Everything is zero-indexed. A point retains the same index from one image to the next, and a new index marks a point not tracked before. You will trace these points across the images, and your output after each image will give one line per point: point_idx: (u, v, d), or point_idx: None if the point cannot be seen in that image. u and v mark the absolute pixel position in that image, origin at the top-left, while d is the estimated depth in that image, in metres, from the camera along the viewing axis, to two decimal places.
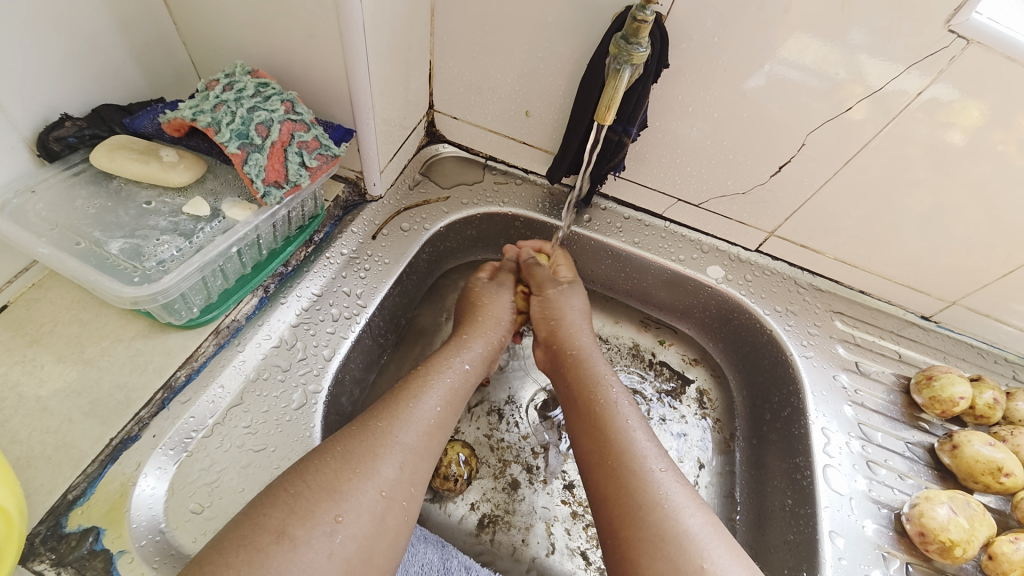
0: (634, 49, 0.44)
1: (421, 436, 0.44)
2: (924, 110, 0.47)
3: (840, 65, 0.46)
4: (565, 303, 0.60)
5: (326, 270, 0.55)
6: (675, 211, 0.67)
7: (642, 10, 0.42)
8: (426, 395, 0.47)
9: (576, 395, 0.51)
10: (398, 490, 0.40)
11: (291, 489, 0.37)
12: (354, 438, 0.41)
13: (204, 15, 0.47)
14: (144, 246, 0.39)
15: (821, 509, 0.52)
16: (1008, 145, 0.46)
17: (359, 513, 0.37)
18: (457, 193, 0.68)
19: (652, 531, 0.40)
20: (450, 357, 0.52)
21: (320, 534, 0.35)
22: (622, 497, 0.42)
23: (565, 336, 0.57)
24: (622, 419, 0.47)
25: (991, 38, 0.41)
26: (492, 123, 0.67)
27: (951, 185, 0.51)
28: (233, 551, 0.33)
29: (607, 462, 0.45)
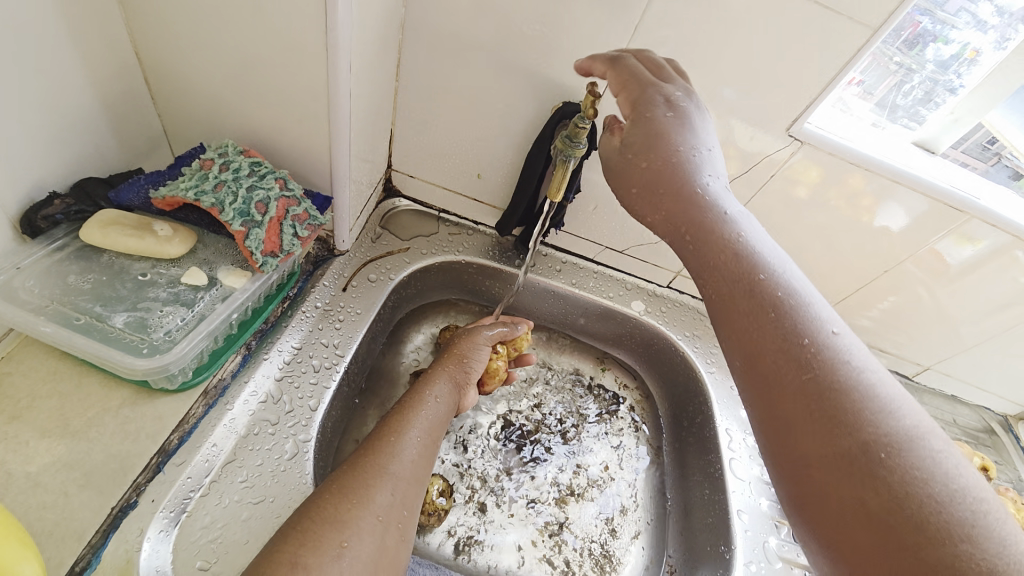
0: (577, 146, 0.57)
1: (408, 463, 0.50)
2: (779, 181, 0.66)
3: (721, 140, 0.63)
4: (666, 138, 0.44)
5: (303, 324, 0.58)
6: (604, 256, 0.80)
7: (582, 120, 0.55)
8: (407, 429, 0.53)
9: (707, 267, 0.42)
10: (391, 515, 0.45)
11: (299, 526, 0.41)
12: (350, 478, 0.46)
13: (185, 93, 0.50)
14: (149, 318, 0.42)
15: (729, 494, 0.66)
16: (836, 201, 0.67)
17: (361, 537, 0.42)
18: (416, 244, 0.76)
19: (872, 471, 0.34)
20: (421, 391, 0.58)
21: (330, 559, 0.39)
22: (811, 413, 0.36)
23: (684, 197, 0.43)
24: (773, 288, 0.40)
25: (817, 139, 0.61)
26: (446, 181, 0.75)
27: (802, 229, 0.72)
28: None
29: (767, 366, 0.38)
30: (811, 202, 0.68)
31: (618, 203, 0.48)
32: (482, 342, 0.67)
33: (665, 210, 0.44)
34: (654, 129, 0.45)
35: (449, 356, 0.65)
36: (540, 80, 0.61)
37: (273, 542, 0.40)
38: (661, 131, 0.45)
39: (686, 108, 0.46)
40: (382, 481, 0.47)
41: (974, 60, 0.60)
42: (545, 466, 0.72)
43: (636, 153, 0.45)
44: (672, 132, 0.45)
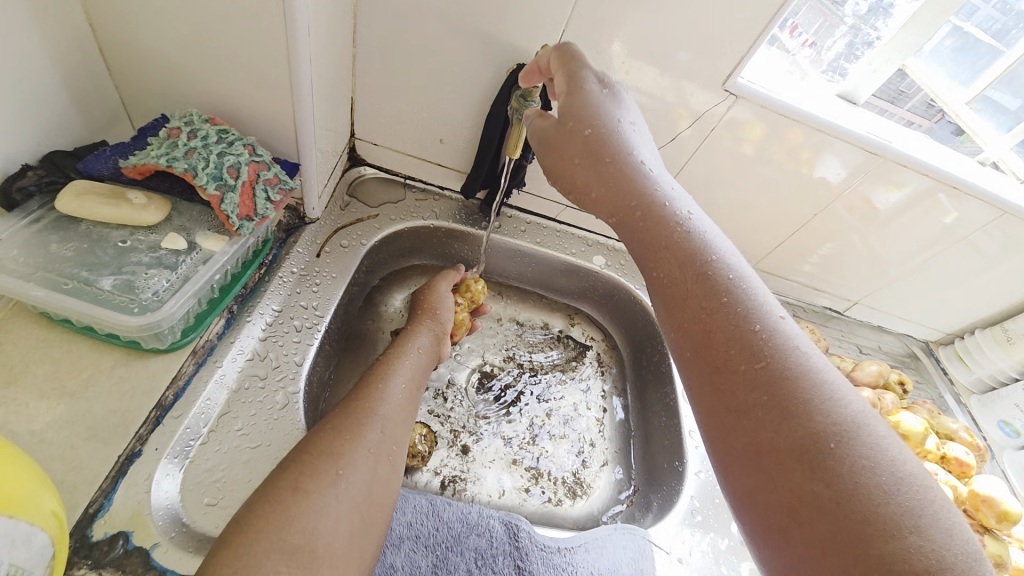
0: (530, 104, 0.62)
1: (395, 406, 0.55)
2: (718, 135, 0.72)
3: (667, 92, 0.68)
4: (606, 115, 0.50)
5: (282, 287, 0.61)
6: (564, 215, 0.86)
7: (533, 79, 0.60)
8: (393, 378, 0.57)
9: (661, 262, 0.47)
10: (382, 449, 0.50)
11: (299, 458, 0.45)
12: (341, 418, 0.50)
13: (143, 64, 0.51)
14: (136, 280, 0.44)
15: (683, 418, 0.74)
16: (768, 150, 0.74)
17: (356, 467, 0.46)
18: (384, 211, 0.79)
19: (823, 458, 0.36)
20: (404, 344, 0.63)
21: (328, 484, 0.44)
22: (764, 399, 0.39)
23: (629, 183, 0.49)
24: (722, 283, 0.44)
25: (749, 93, 0.67)
26: (410, 148, 0.78)
27: (740, 180, 0.79)
28: (264, 506, 0.40)
29: (722, 350, 0.42)
30: (759, 157, 0.75)
31: (558, 186, 0.53)
32: (442, 292, 0.73)
33: (606, 193, 0.49)
34: (582, 100, 0.50)
35: (422, 310, 0.70)
36: (494, 44, 0.64)
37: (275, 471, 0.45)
38: (594, 102, 0.50)
39: (613, 90, 0.52)
40: (371, 421, 0.51)
41: (889, 13, 0.67)
42: (520, 410, 0.79)
43: (568, 121, 0.50)
44: (604, 106, 0.50)
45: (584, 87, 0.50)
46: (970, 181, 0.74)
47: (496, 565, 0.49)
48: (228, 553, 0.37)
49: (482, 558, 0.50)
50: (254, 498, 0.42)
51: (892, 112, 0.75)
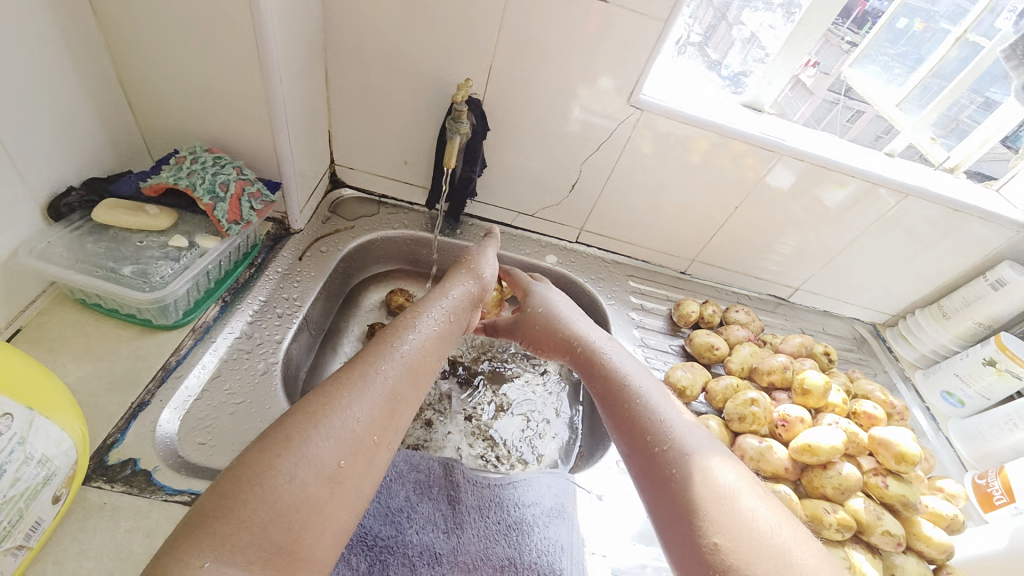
0: (459, 124, 0.76)
1: (405, 377, 0.55)
2: (636, 142, 0.85)
3: (610, 111, 0.81)
4: (548, 301, 0.77)
5: (268, 283, 0.75)
6: (519, 220, 1.00)
7: (459, 104, 0.74)
8: (409, 345, 0.58)
9: (600, 384, 0.65)
10: (377, 432, 0.50)
11: (301, 434, 0.45)
12: (334, 391, 0.50)
13: (160, 111, 0.67)
14: (148, 268, 0.58)
15: None
16: (680, 153, 0.86)
17: (352, 455, 0.47)
18: (360, 223, 0.93)
19: (717, 516, 0.48)
20: (430, 309, 0.65)
21: (323, 473, 0.44)
22: (672, 473, 0.53)
23: (570, 334, 0.72)
24: (640, 395, 0.61)
25: (650, 106, 0.79)
26: (380, 170, 0.93)
27: (663, 181, 0.90)
28: (244, 488, 0.41)
29: (642, 439, 0.57)
30: (708, 166, 0.87)
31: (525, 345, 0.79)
32: (487, 256, 0.78)
33: (555, 343, 0.73)
34: (540, 296, 0.78)
35: (465, 267, 0.75)
36: (437, 80, 0.80)
37: (258, 442, 0.44)
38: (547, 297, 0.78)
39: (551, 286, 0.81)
40: (373, 388, 0.51)
41: (769, 33, 0.82)
42: (482, 391, 0.89)
43: (527, 305, 0.78)
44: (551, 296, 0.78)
45: (534, 289, 0.79)
46: (892, 179, 0.87)
47: (431, 493, 0.58)
48: (201, 537, 0.38)
49: (420, 487, 0.59)
50: (228, 475, 0.42)
51: (840, 105, 0.90)
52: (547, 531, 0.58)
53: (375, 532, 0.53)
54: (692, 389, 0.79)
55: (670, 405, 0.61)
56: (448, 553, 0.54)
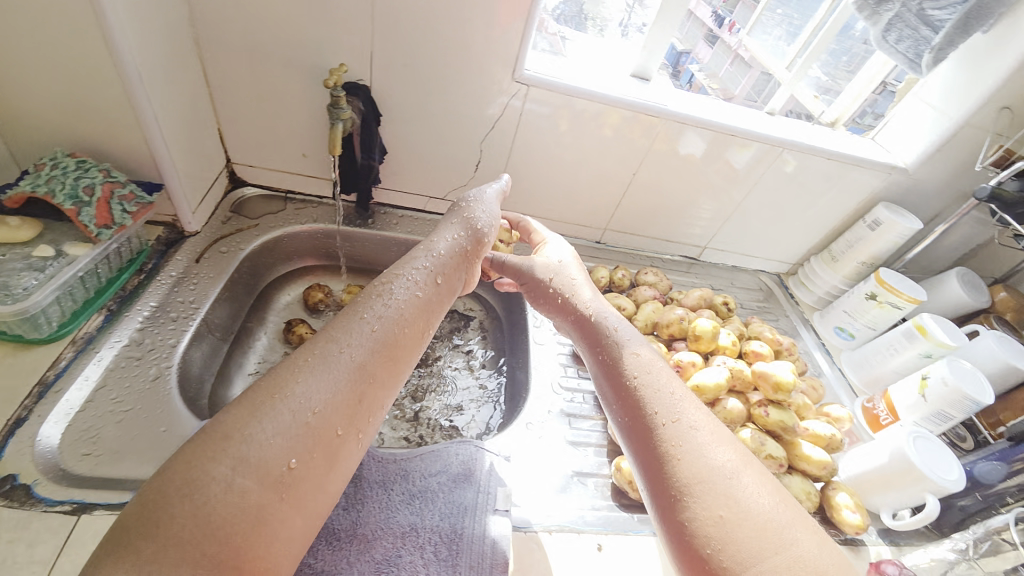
0: (340, 111, 0.73)
1: (375, 356, 0.46)
2: (529, 118, 0.87)
3: (489, 90, 0.82)
4: (551, 267, 0.69)
5: (160, 288, 0.74)
6: (431, 205, 1.01)
7: (337, 90, 0.72)
8: (383, 315, 0.48)
9: (602, 351, 0.58)
10: (339, 426, 0.41)
11: (243, 430, 0.36)
12: (291, 368, 0.41)
13: (15, 119, 0.64)
14: (9, 281, 0.57)
15: (532, 349, 0.86)
16: (573, 125, 0.89)
17: (306, 453, 0.38)
18: (265, 221, 0.92)
19: (717, 499, 0.41)
20: (412, 272, 0.55)
21: (270, 475, 0.36)
22: (676, 451, 0.45)
23: (570, 303, 0.64)
24: (645, 365, 0.54)
25: (533, 81, 0.81)
26: (280, 164, 0.92)
27: (562, 154, 0.93)
28: (174, 501, 0.32)
29: (643, 411, 0.49)
30: (583, 133, 0.90)
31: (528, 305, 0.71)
32: (481, 212, 0.70)
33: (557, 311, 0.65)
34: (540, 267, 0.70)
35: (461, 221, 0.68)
36: (320, 68, 0.79)
37: (194, 442, 0.35)
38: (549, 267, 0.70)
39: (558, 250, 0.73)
40: (341, 371, 0.43)
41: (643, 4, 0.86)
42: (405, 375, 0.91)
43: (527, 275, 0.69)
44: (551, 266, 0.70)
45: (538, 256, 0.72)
46: (770, 135, 0.93)
47: None
48: (123, 560, 0.29)
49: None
50: (158, 477, 0.33)
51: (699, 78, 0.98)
52: (453, 496, 0.61)
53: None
54: None
55: (673, 377, 0.53)
56: (347, 528, 0.55)
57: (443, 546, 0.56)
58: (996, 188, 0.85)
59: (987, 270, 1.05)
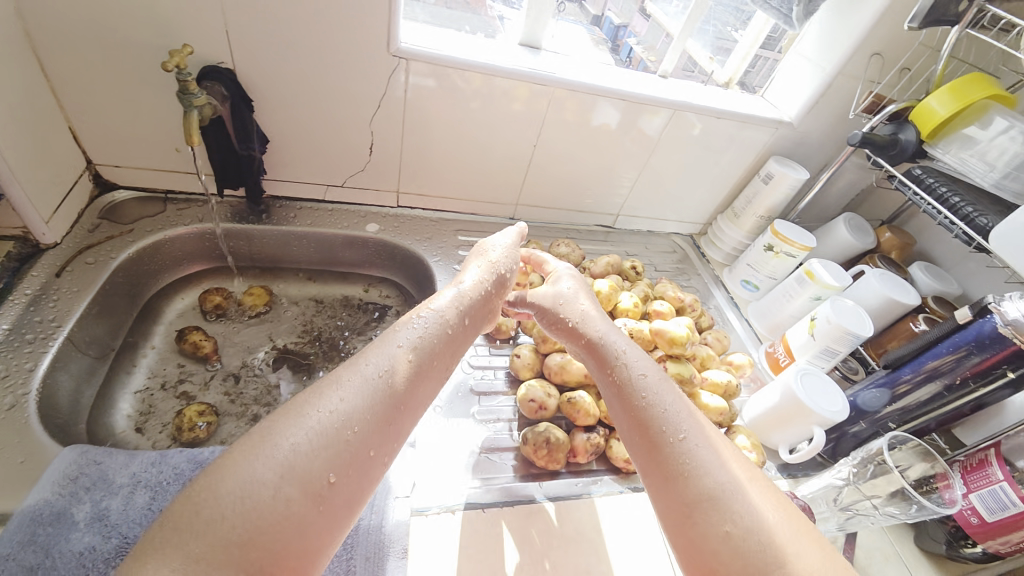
0: (191, 96, 0.69)
1: (406, 381, 0.47)
2: (415, 95, 0.84)
3: (367, 67, 0.79)
4: (556, 293, 0.68)
5: (13, 309, 0.68)
6: (331, 193, 0.96)
7: (182, 75, 0.67)
8: (412, 347, 0.49)
9: (601, 370, 0.58)
10: (369, 445, 0.42)
11: (291, 441, 0.38)
12: (327, 384, 0.43)
13: None
14: None
15: None
16: (464, 101, 0.86)
17: (343, 472, 0.40)
18: (141, 225, 0.85)
19: (715, 512, 0.42)
20: (442, 307, 0.55)
21: (315, 487, 0.38)
22: (680, 467, 0.46)
23: (572, 327, 0.63)
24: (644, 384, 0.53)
25: (411, 54, 0.78)
26: (152, 162, 0.85)
27: (458, 131, 0.91)
28: (225, 501, 0.35)
29: (644, 427, 0.50)
30: (471, 107, 0.88)
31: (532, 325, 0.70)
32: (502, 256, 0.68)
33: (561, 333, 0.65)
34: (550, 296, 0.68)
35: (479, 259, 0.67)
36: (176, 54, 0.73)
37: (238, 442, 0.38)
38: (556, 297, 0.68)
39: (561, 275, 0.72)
40: (383, 398, 0.44)
41: None
42: (317, 374, 0.88)
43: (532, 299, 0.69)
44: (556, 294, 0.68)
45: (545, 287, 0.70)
46: (663, 97, 0.94)
47: None
48: (174, 540, 0.33)
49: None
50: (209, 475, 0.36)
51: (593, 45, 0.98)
52: None
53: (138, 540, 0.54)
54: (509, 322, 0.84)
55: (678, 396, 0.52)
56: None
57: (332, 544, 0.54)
58: (866, 133, 0.88)
59: (879, 212, 1.12)
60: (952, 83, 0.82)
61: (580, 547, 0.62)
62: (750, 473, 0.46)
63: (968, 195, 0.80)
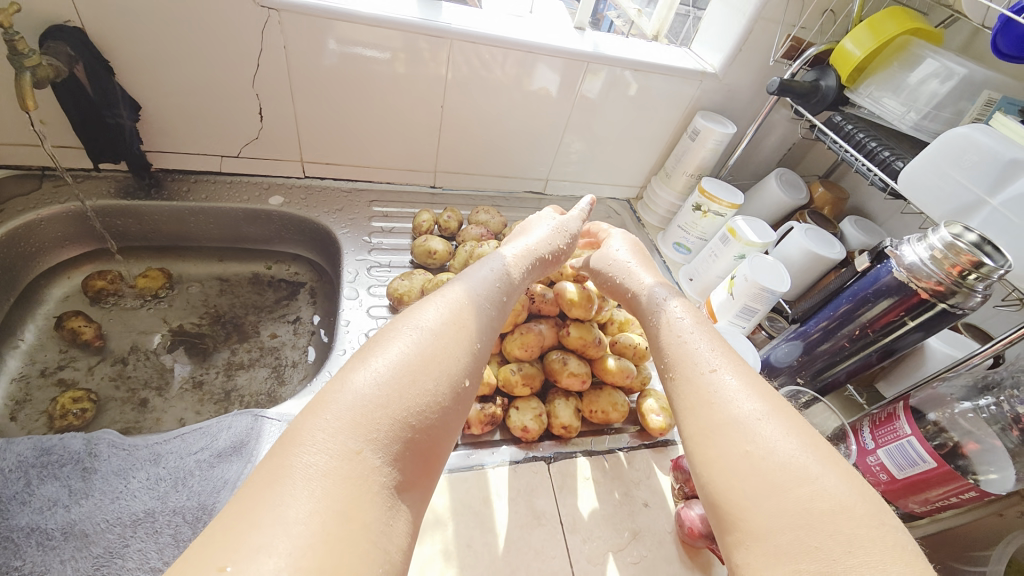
0: (24, 57, 0.61)
1: (492, 322, 0.49)
2: (302, 52, 0.77)
3: (238, 20, 0.72)
4: (605, 260, 0.72)
5: None
6: (228, 165, 0.90)
7: (9, 32, 0.60)
8: (500, 295, 0.52)
9: (642, 321, 0.60)
10: (480, 365, 0.44)
11: (439, 343, 0.41)
12: (460, 306, 0.46)
13: None
14: None
15: (344, 305, 0.81)
16: (357, 60, 0.80)
17: (473, 378, 0.43)
18: (12, 205, 0.77)
19: (738, 434, 0.39)
20: (517, 262, 0.59)
21: (454, 385, 0.40)
22: (706, 396, 0.43)
23: (621, 290, 0.67)
24: (673, 323, 0.54)
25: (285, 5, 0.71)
26: (16, 138, 0.77)
27: (358, 92, 0.84)
28: (391, 384, 0.37)
29: (677, 364, 0.48)
30: (374, 69, 0.82)
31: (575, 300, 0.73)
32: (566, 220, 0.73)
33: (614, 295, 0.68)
34: (596, 267, 0.73)
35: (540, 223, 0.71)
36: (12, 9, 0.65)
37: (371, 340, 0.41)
38: (599, 269, 0.72)
39: (614, 241, 0.74)
40: (479, 314, 0.47)
41: None
42: (215, 357, 0.84)
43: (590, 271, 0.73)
44: (597, 267, 0.72)
45: (592, 263, 0.74)
46: (579, 49, 0.87)
47: (58, 471, 0.55)
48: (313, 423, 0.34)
49: (46, 470, 0.55)
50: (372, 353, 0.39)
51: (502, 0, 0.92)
52: (212, 471, 0.58)
53: None
54: (411, 295, 0.79)
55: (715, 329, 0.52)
56: (62, 526, 0.51)
57: (185, 526, 0.53)
58: (785, 80, 0.83)
59: (815, 167, 1.08)
60: (871, 19, 0.77)
61: (465, 519, 0.59)
62: (780, 403, 0.42)
63: (885, 141, 0.75)
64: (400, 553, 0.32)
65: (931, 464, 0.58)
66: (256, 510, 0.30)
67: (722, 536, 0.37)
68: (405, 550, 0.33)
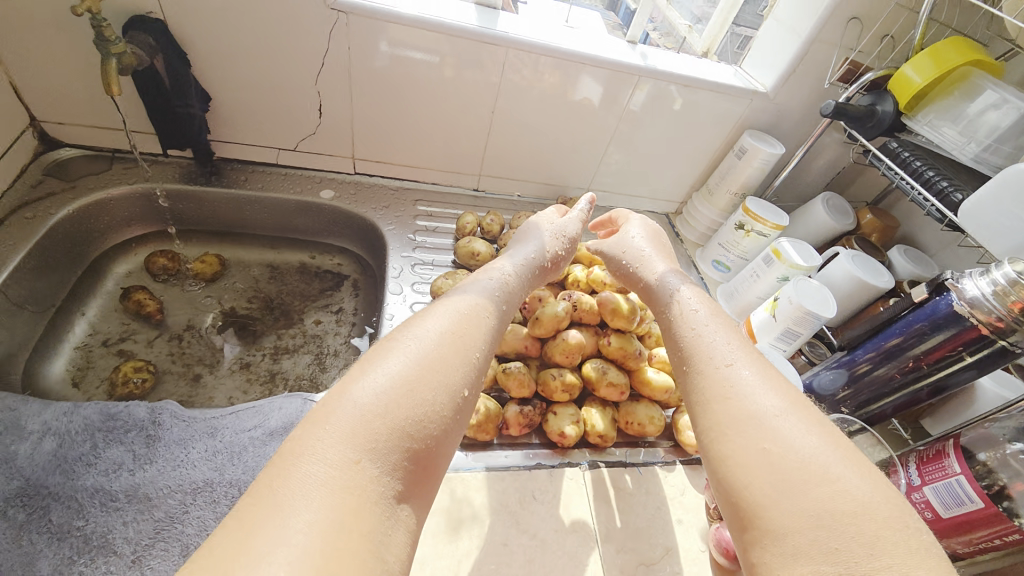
0: (109, 43, 0.66)
1: (494, 331, 0.48)
2: (364, 53, 0.80)
3: (308, 20, 0.75)
4: (619, 249, 0.72)
5: None
6: (284, 157, 0.94)
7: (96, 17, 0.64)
8: (500, 303, 0.52)
9: (655, 311, 0.60)
10: (479, 379, 0.43)
11: (436, 354, 0.41)
12: (460, 317, 0.45)
13: None
14: None
15: (388, 300, 0.83)
16: (415, 62, 0.82)
17: (471, 391, 0.42)
18: (84, 182, 0.82)
19: (755, 431, 0.39)
20: (521, 267, 0.61)
21: (451, 398, 0.39)
22: (722, 391, 0.43)
23: (633, 279, 0.67)
24: (686, 316, 0.53)
25: (354, 7, 0.74)
26: (93, 121, 0.81)
27: (413, 93, 0.87)
28: (391, 392, 0.36)
29: (692, 356, 0.48)
30: (432, 72, 0.84)
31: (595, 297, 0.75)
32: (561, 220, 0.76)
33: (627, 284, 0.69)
34: (611, 255, 0.73)
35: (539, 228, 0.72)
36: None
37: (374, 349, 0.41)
38: (612, 260, 0.73)
39: (625, 233, 0.75)
40: (480, 326, 0.46)
41: None
42: (263, 339, 0.87)
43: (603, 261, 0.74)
44: (609, 258, 0.73)
45: (603, 254, 0.75)
46: (631, 62, 0.88)
47: (122, 436, 0.58)
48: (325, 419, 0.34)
49: (112, 434, 0.58)
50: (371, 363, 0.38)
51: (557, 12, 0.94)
52: (265, 449, 0.60)
53: (40, 482, 0.53)
54: None
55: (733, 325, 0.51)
56: (126, 490, 0.55)
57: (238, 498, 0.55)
58: (841, 103, 0.82)
59: (862, 192, 1.06)
60: (933, 47, 0.76)
61: (500, 517, 0.59)
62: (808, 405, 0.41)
63: (944, 170, 0.74)
64: (398, 564, 0.32)
65: (979, 505, 0.57)
66: (327, 486, 0.31)
67: (737, 533, 0.37)
68: (403, 560, 0.32)
